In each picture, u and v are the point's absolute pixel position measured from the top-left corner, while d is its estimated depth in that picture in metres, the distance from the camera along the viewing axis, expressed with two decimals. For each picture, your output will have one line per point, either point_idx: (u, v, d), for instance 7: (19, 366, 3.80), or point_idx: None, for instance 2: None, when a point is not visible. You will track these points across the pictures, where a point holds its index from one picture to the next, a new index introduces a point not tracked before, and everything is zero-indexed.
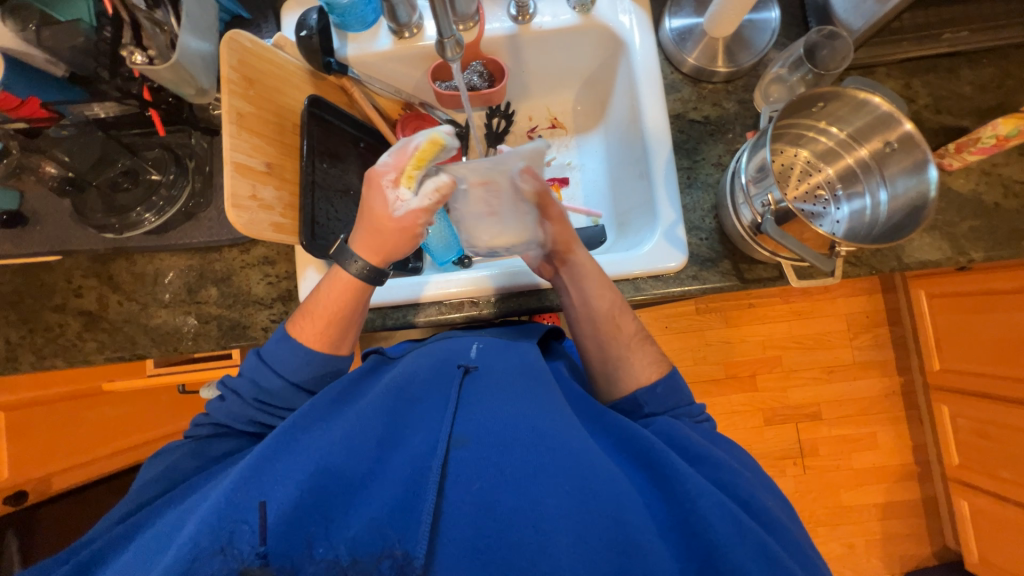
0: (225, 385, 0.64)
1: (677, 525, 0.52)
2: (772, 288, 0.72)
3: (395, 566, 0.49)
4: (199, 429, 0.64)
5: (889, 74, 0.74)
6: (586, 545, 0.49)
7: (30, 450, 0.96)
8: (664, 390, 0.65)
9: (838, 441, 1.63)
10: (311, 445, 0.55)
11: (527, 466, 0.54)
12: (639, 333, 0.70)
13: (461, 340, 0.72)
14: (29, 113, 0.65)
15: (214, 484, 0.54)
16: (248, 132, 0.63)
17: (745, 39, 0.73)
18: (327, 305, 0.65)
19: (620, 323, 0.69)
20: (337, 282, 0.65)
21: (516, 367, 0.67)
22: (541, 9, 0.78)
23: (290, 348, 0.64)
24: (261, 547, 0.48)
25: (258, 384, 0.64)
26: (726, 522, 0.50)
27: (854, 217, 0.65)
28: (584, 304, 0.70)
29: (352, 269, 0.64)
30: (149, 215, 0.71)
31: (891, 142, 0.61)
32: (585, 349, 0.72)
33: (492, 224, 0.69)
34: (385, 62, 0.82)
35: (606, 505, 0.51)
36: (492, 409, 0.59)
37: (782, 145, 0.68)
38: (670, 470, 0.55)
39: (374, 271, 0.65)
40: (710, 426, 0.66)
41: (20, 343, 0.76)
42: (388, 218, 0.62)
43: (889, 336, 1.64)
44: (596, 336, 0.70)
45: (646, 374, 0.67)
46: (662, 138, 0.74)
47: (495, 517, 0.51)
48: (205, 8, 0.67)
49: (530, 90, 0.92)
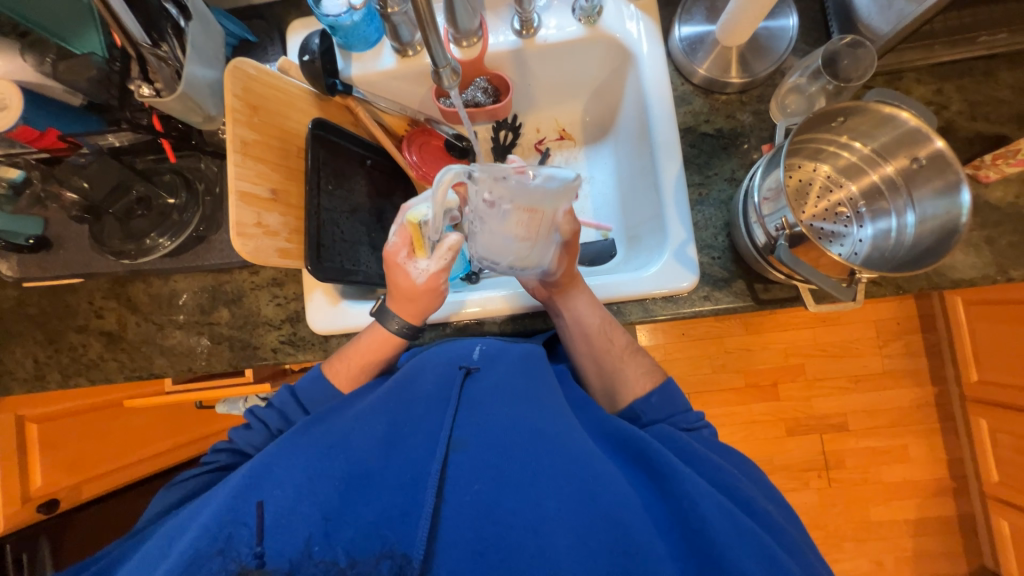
0: (256, 415, 0.66)
1: (682, 524, 0.50)
2: (788, 309, 0.69)
3: (394, 566, 0.48)
4: (216, 455, 0.65)
5: (918, 78, 0.69)
6: (586, 547, 0.48)
7: (61, 459, 1.01)
8: (659, 400, 0.64)
9: (867, 454, 1.56)
10: (312, 448, 0.55)
11: (528, 466, 0.53)
12: (630, 345, 0.69)
13: (465, 343, 0.69)
14: (48, 145, 0.69)
15: (216, 488, 0.54)
16: (253, 159, 0.64)
17: (762, 46, 0.70)
18: (363, 351, 0.67)
19: (612, 339, 0.69)
20: (375, 334, 0.67)
21: (519, 368, 0.64)
22: (545, 21, 0.76)
23: (325, 388, 0.67)
24: (257, 549, 0.48)
25: (289, 418, 0.65)
26: (728, 523, 0.49)
27: (878, 238, 0.61)
28: (577, 324, 0.69)
29: (389, 325, 0.66)
30: (164, 239, 0.73)
31: (919, 158, 0.56)
32: (584, 368, 0.72)
33: (511, 245, 0.63)
34: (389, 81, 0.81)
35: (607, 505, 0.50)
36: (491, 409, 0.58)
37: (799, 160, 0.64)
38: (672, 470, 0.53)
39: (409, 326, 0.67)
40: (707, 433, 0.63)
41: (47, 362, 0.79)
42: (409, 277, 0.64)
43: (921, 343, 1.56)
44: (592, 355, 0.69)
45: (640, 386, 0.66)
46: (671, 153, 0.71)
47: (493, 519, 0.50)
48: (210, 35, 0.68)
49: (537, 102, 0.90)
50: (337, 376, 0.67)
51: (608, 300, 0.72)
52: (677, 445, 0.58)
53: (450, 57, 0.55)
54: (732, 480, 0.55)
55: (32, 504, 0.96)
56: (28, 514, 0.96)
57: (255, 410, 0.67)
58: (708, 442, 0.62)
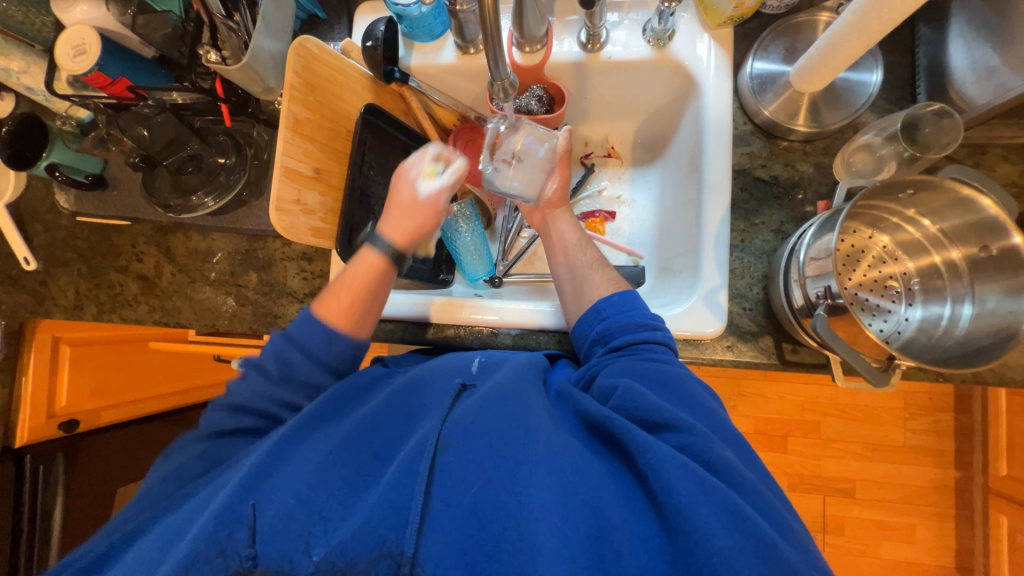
0: (249, 363, 0.65)
1: (652, 506, 0.48)
2: (813, 374, 0.66)
3: (394, 565, 0.48)
4: (212, 419, 0.64)
5: (1005, 156, 0.64)
6: (565, 540, 0.46)
7: (86, 382, 1.07)
8: (619, 299, 0.66)
9: (869, 525, 1.50)
10: (308, 453, 0.56)
11: (508, 462, 0.52)
12: (600, 259, 0.73)
13: (463, 355, 0.69)
14: (116, 91, 0.72)
15: (218, 484, 0.55)
16: (302, 137, 0.65)
17: (838, 97, 0.66)
18: (353, 282, 0.67)
19: (584, 252, 0.74)
20: (360, 262, 0.68)
21: (511, 376, 0.62)
22: (613, 37, 0.73)
23: (313, 326, 0.65)
24: (250, 550, 0.48)
25: (283, 359, 0.64)
26: (688, 487, 0.46)
27: (927, 322, 0.57)
28: (558, 238, 0.76)
29: (379, 248, 0.68)
30: (209, 200, 0.75)
31: (989, 248, 0.52)
32: (558, 279, 0.75)
33: (534, 172, 0.76)
34: (446, 74, 0.81)
35: (584, 497, 0.49)
36: (476, 414, 0.56)
37: (856, 225, 0.61)
38: (635, 443, 0.51)
39: (398, 250, 0.68)
40: (697, 394, 0.57)
41: (86, 295, 0.84)
42: (410, 194, 0.70)
43: (951, 425, 1.48)
44: (566, 263, 0.74)
45: (602, 291, 0.69)
46: (718, 194, 0.68)
47: (477, 519, 0.49)
48: (282, 8, 0.69)
49: (591, 116, 0.88)
50: (324, 313, 0.66)
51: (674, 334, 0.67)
52: (630, 396, 0.55)
53: (511, 74, 0.65)
54: (689, 426, 0.52)
55: (55, 420, 1.01)
56: (50, 430, 1.01)
57: (247, 360, 0.66)
58: (651, 378, 0.58)
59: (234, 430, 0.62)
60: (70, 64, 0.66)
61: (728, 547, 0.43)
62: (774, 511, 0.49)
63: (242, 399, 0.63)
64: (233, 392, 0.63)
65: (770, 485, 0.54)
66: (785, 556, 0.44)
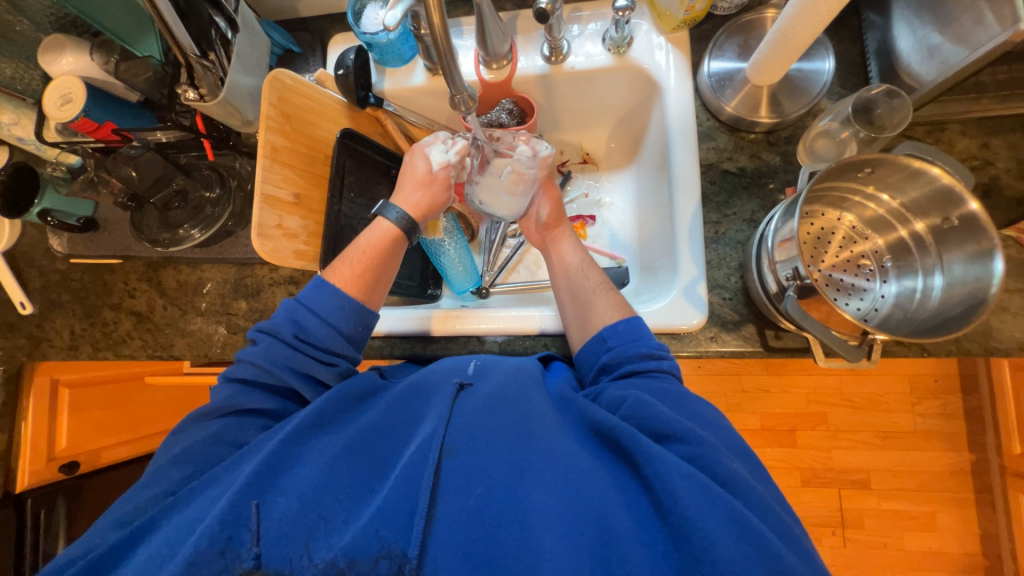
0: (261, 331, 0.65)
1: (657, 512, 0.49)
2: (798, 358, 0.66)
3: (393, 565, 0.49)
4: (222, 395, 0.63)
5: (962, 131, 0.65)
6: (568, 542, 0.47)
7: (86, 423, 1.08)
8: (625, 328, 0.64)
9: (889, 516, 1.46)
10: (314, 457, 0.56)
11: (514, 467, 0.53)
12: (604, 283, 0.72)
13: (460, 358, 0.68)
14: (103, 137, 0.75)
15: (226, 480, 0.55)
16: (281, 164, 0.68)
17: (795, 87, 0.68)
18: (368, 249, 0.70)
19: (586, 275, 0.74)
20: (376, 232, 0.72)
21: (515, 380, 0.61)
22: (574, 49, 0.76)
23: (328, 293, 0.66)
24: (255, 550, 0.50)
25: (299, 325, 0.64)
26: (696, 497, 0.47)
27: (902, 297, 0.58)
28: (560, 262, 0.77)
29: (393, 217, 0.72)
30: (196, 231, 0.78)
31: (950, 218, 0.53)
32: (562, 308, 0.73)
33: (499, 195, 0.78)
34: (419, 96, 0.84)
35: (588, 501, 0.49)
36: (483, 418, 0.57)
37: (821, 207, 0.63)
38: (642, 453, 0.51)
39: (412, 222, 0.73)
40: (695, 400, 0.58)
41: (82, 334, 0.86)
42: (422, 170, 0.74)
43: (960, 406, 1.45)
44: (568, 287, 0.73)
45: (605, 317, 0.67)
46: (689, 190, 0.70)
47: (483, 522, 0.50)
48: (255, 46, 0.72)
49: (563, 125, 0.91)
50: (339, 279, 0.68)
51: (657, 329, 0.68)
52: (641, 407, 0.55)
53: (470, 85, 0.62)
54: (696, 437, 0.52)
55: (55, 463, 1.03)
56: (51, 472, 1.02)
57: (259, 328, 0.66)
58: (661, 394, 0.57)
59: (242, 410, 0.62)
60: (57, 113, 0.70)
61: (732, 555, 0.44)
62: (780, 522, 0.49)
63: (254, 364, 0.63)
64: (245, 359, 0.63)
65: (771, 488, 0.54)
66: (790, 565, 0.45)
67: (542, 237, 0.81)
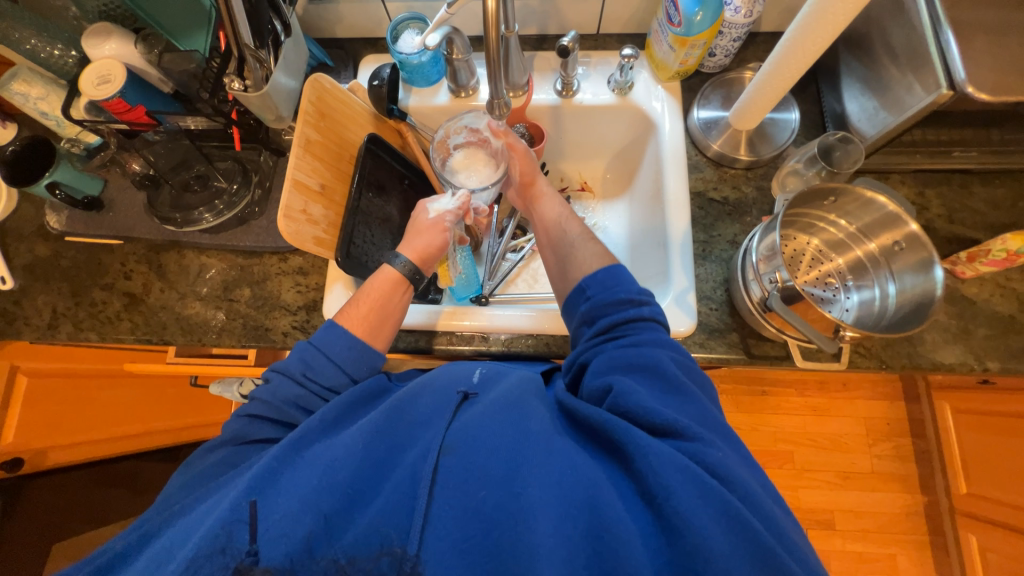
0: (273, 368, 0.64)
1: (649, 504, 0.47)
2: (778, 366, 0.73)
3: (394, 563, 0.48)
4: (234, 424, 0.62)
5: (902, 181, 0.79)
6: (563, 537, 0.46)
7: (38, 419, 1.00)
8: (603, 276, 0.65)
9: (853, 559, 1.49)
10: (313, 460, 0.54)
11: (509, 463, 0.52)
12: (585, 231, 0.75)
13: (467, 367, 0.68)
14: (133, 118, 0.77)
15: (227, 486, 0.55)
16: (312, 156, 0.73)
17: (766, 133, 0.81)
18: (373, 295, 0.70)
19: (568, 227, 0.77)
20: (381, 278, 0.72)
21: (516, 385, 0.62)
22: (583, 87, 0.88)
23: (337, 333, 0.66)
24: (251, 546, 0.48)
25: (307, 363, 0.63)
26: (690, 491, 0.45)
27: (863, 307, 0.67)
28: (540, 219, 0.81)
29: (398, 266, 0.72)
30: (209, 215, 0.80)
31: (898, 241, 0.64)
32: (548, 263, 0.77)
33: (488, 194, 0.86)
34: (440, 114, 0.92)
35: (583, 495, 0.48)
36: (481, 417, 0.56)
37: (793, 232, 0.72)
38: (634, 445, 0.49)
39: (414, 269, 0.73)
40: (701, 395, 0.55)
41: (64, 313, 0.82)
42: (426, 219, 0.77)
43: (911, 448, 1.56)
44: (551, 243, 0.77)
45: (588, 263, 0.70)
46: (680, 211, 0.79)
47: (479, 518, 0.48)
48: (298, 53, 0.80)
49: (565, 155, 1.01)
50: (345, 321, 0.68)
51: None
52: (626, 394, 0.53)
53: (507, 95, 0.76)
54: (688, 429, 0.50)
55: None
56: None
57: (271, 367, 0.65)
58: (652, 378, 0.55)
59: (253, 441, 0.61)
60: (94, 91, 0.71)
61: (724, 551, 0.43)
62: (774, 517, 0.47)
63: (265, 402, 0.61)
64: (257, 396, 0.62)
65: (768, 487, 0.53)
66: (785, 564, 0.43)
67: (525, 199, 0.84)
